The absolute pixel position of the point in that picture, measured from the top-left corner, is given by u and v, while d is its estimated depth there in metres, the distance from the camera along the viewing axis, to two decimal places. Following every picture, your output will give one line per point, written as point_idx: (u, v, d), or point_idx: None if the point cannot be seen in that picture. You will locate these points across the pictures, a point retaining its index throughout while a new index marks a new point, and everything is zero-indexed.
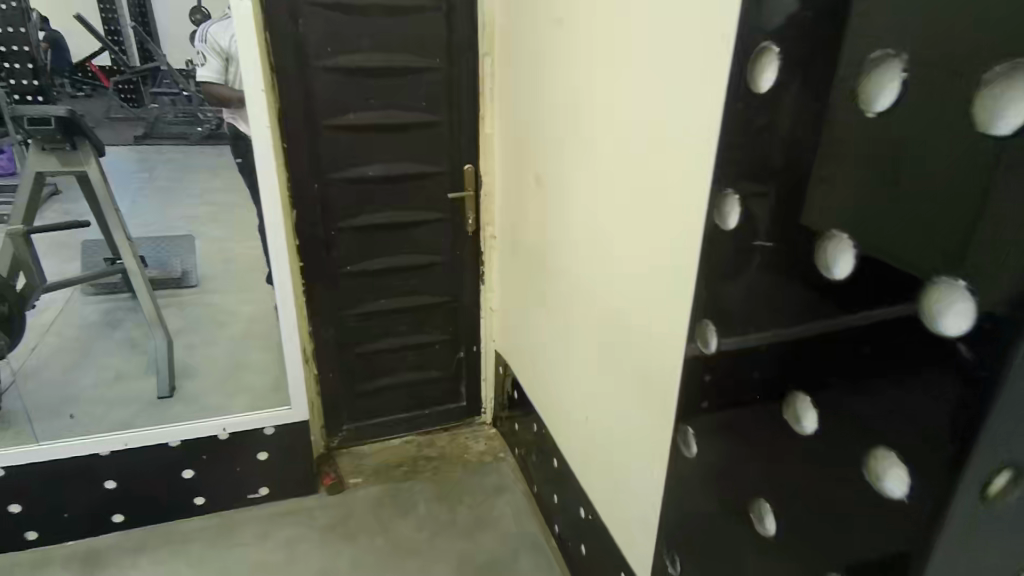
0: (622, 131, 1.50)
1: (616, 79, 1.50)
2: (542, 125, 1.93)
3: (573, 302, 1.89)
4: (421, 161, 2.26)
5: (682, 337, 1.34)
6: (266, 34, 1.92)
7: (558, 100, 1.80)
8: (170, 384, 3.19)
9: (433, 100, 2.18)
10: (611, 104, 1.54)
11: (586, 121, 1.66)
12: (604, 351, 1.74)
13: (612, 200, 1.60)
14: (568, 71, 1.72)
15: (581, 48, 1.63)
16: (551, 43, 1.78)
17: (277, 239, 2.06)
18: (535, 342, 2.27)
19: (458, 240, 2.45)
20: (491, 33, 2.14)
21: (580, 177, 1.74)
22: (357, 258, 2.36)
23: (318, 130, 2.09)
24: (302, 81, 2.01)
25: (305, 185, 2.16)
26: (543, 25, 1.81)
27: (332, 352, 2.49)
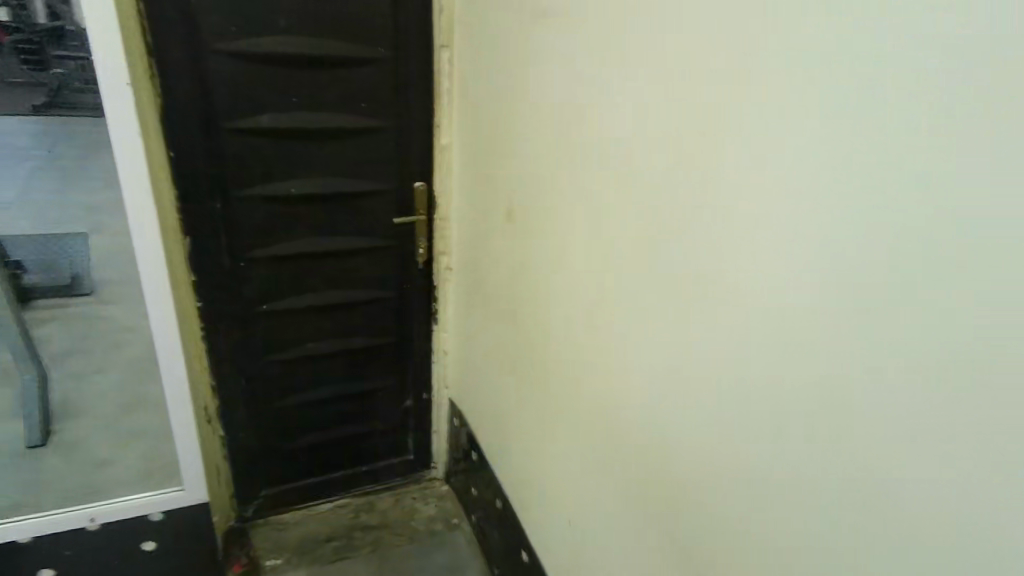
0: (594, 159, 1.16)
1: (607, 87, 1.07)
2: (519, 138, 1.49)
3: (545, 360, 1.51)
4: (359, 177, 1.79)
5: (682, 470, 0.97)
6: (141, 4, 1.39)
7: (539, 109, 1.37)
8: (44, 429, 2.49)
9: (375, 101, 1.71)
10: (602, 122, 1.11)
11: (574, 140, 1.23)
12: (583, 433, 1.36)
13: (601, 250, 1.18)
14: (552, 73, 1.28)
15: (569, 46, 1.20)
16: (534, 36, 1.34)
17: (159, 283, 1.52)
18: (501, 403, 1.87)
19: (406, 272, 2.01)
20: (449, 21, 1.69)
21: (564, 213, 1.32)
22: (276, 296, 1.87)
23: (220, 135, 1.58)
24: (195, 69, 1.49)
25: (203, 206, 1.64)
26: (525, 12, 1.37)
27: (245, 409, 1.99)
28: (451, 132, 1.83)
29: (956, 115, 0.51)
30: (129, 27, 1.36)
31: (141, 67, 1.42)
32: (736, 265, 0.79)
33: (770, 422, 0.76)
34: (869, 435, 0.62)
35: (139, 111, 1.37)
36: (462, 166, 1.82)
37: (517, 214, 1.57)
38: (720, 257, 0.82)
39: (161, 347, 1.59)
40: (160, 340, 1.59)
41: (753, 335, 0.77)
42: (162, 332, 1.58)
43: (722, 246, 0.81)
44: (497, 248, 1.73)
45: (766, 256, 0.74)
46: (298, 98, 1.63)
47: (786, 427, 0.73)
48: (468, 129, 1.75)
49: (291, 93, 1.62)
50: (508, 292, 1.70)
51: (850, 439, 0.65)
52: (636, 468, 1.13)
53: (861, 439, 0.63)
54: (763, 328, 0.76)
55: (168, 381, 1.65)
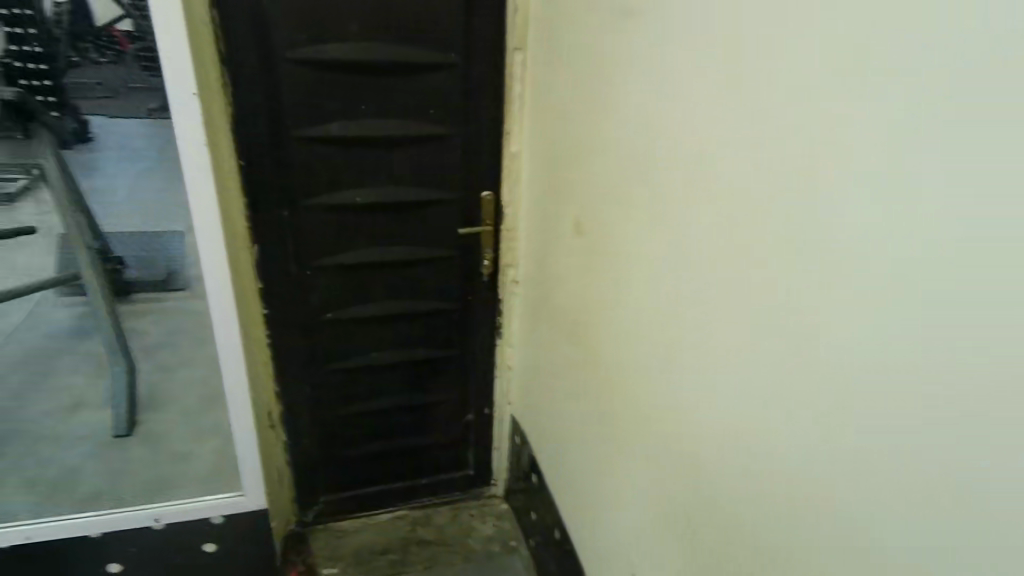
0: (654, 169, 1.11)
1: (656, 92, 1.09)
2: (593, 148, 1.38)
3: (605, 382, 1.43)
4: (426, 186, 1.74)
5: (766, 535, 0.83)
6: (215, 12, 1.39)
7: (615, 120, 1.25)
8: (130, 420, 2.64)
9: (444, 108, 1.65)
10: (682, 132, 1.00)
11: (650, 153, 1.12)
12: (642, 467, 1.26)
13: (674, 273, 1.06)
14: (631, 79, 1.17)
15: (653, 49, 1.08)
16: (615, 39, 1.22)
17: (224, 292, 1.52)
18: (564, 428, 1.76)
19: (471, 284, 1.94)
20: (524, 22, 1.60)
21: (638, 233, 1.20)
22: (340, 304, 1.84)
23: (288, 143, 1.57)
24: (268, 78, 1.48)
25: (271, 214, 1.64)
26: (605, 12, 1.25)
27: (307, 416, 1.98)
28: (522, 141, 1.74)
29: (939, 104, 0.55)
30: (201, 36, 1.35)
31: (214, 75, 1.41)
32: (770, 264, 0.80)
33: (829, 461, 0.71)
34: (889, 439, 0.62)
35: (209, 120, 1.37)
36: (533, 176, 1.73)
37: (586, 230, 1.46)
38: (757, 259, 0.83)
39: (226, 355, 1.60)
40: (225, 349, 1.59)
41: (783, 335, 0.78)
42: (228, 341, 1.58)
43: (755, 245, 0.83)
44: (564, 263, 1.62)
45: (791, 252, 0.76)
46: (367, 106, 1.59)
47: (807, 420, 0.75)
48: (540, 138, 1.65)
49: (359, 101, 1.58)
50: (575, 312, 1.59)
51: (873, 444, 0.64)
52: (707, 523, 1.00)
53: (884, 445, 0.63)
54: (793, 330, 0.76)
55: (233, 388, 1.65)
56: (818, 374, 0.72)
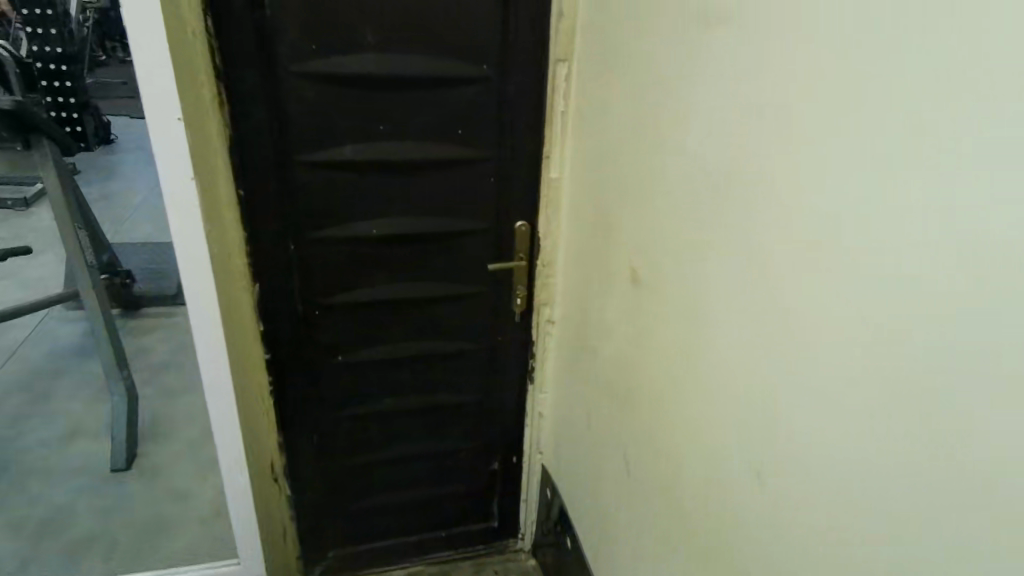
0: (703, 189, 0.96)
1: (699, 104, 0.96)
2: (650, 180, 1.14)
3: (646, 430, 1.25)
4: (451, 216, 1.52)
5: None
6: (209, 19, 1.17)
7: (680, 153, 1.03)
8: (129, 453, 2.44)
9: (474, 128, 1.43)
10: (749, 152, 0.84)
11: (709, 180, 0.94)
12: (691, 540, 1.07)
13: (734, 316, 0.90)
14: (701, 101, 0.95)
15: (741, 69, 0.85)
16: (684, 55, 0.99)
17: (216, 354, 1.27)
18: (599, 482, 1.55)
19: (500, 324, 1.72)
20: (570, 30, 1.36)
21: (693, 271, 1.01)
22: (352, 346, 1.63)
23: (294, 170, 1.35)
24: (271, 97, 1.26)
25: (275, 250, 1.42)
26: (676, 20, 1.00)
27: (315, 468, 1.78)
28: (563, 165, 1.51)
29: (966, 106, 0.53)
30: (193, 47, 1.13)
31: (209, 95, 1.20)
32: (800, 275, 0.75)
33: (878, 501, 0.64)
34: (900, 448, 0.61)
35: (198, 148, 1.13)
36: (574, 205, 1.50)
37: (640, 275, 1.22)
38: (786, 269, 0.78)
39: (221, 422, 1.36)
40: (217, 414, 1.35)
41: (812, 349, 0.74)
42: (223, 406, 1.34)
43: (786, 257, 0.77)
44: (607, 302, 1.40)
45: (821, 262, 0.71)
46: (385, 126, 1.37)
47: (830, 432, 0.71)
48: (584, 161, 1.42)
49: (377, 120, 1.36)
50: (616, 356, 1.38)
51: (884, 452, 0.63)
52: None
53: (892, 452, 0.62)
54: (821, 343, 0.72)
55: (229, 455, 1.42)
56: (842, 382, 0.69)
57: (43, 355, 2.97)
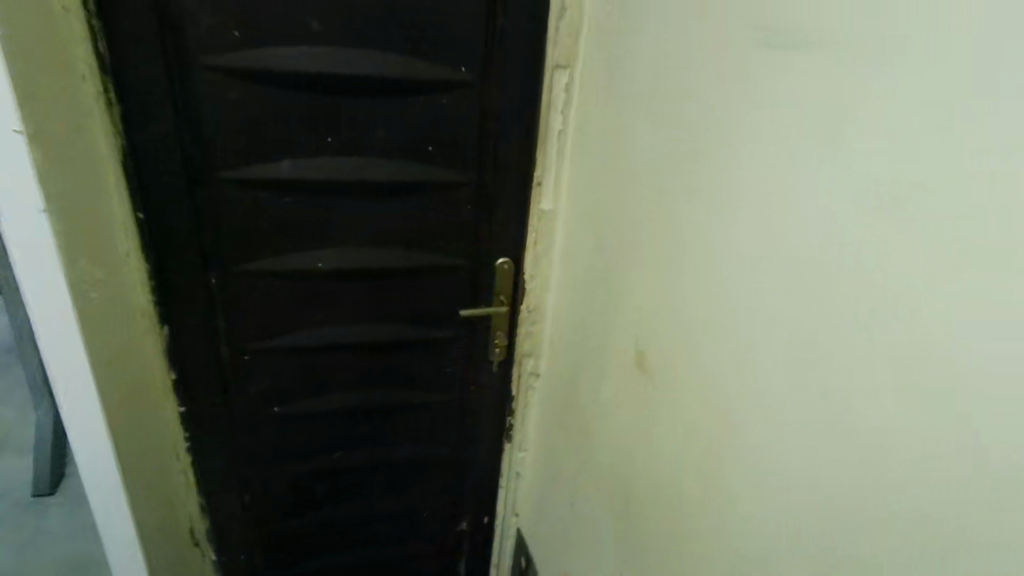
0: (721, 192, 0.71)
1: (722, 139, 0.71)
2: (665, 236, 0.86)
3: (631, 481, 1.01)
4: (418, 250, 1.24)
5: None
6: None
7: (707, 210, 0.74)
8: (55, 476, 2.15)
9: (449, 147, 1.14)
10: (796, 215, 0.59)
11: (737, 245, 0.68)
12: None
13: (765, 434, 0.65)
14: (737, 142, 0.68)
15: (802, 103, 0.58)
16: (723, 76, 0.71)
17: (95, 445, 0.95)
18: (574, 529, 1.31)
19: (472, 375, 1.45)
20: (574, 31, 1.07)
21: (702, 312, 0.76)
22: (294, 395, 1.35)
23: (212, 192, 1.05)
24: (178, 97, 0.96)
25: (190, 285, 1.13)
26: (716, 28, 0.72)
27: (247, 529, 1.50)
28: (558, 196, 1.23)
29: None
30: (61, 28, 0.82)
31: (88, 93, 0.89)
32: (867, 398, 0.51)
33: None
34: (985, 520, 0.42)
35: (60, 169, 0.81)
36: (570, 245, 1.23)
37: (649, 359, 0.92)
38: (846, 386, 0.53)
39: (106, 521, 1.03)
40: (101, 513, 1.03)
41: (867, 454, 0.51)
42: (109, 502, 1.02)
43: (844, 310, 0.53)
44: (598, 360, 1.14)
45: (901, 322, 0.48)
46: (333, 138, 1.07)
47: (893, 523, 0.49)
48: (582, 191, 1.15)
49: (323, 133, 1.06)
50: (603, 420, 1.12)
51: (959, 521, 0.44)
52: None
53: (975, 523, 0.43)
54: (889, 449, 0.49)
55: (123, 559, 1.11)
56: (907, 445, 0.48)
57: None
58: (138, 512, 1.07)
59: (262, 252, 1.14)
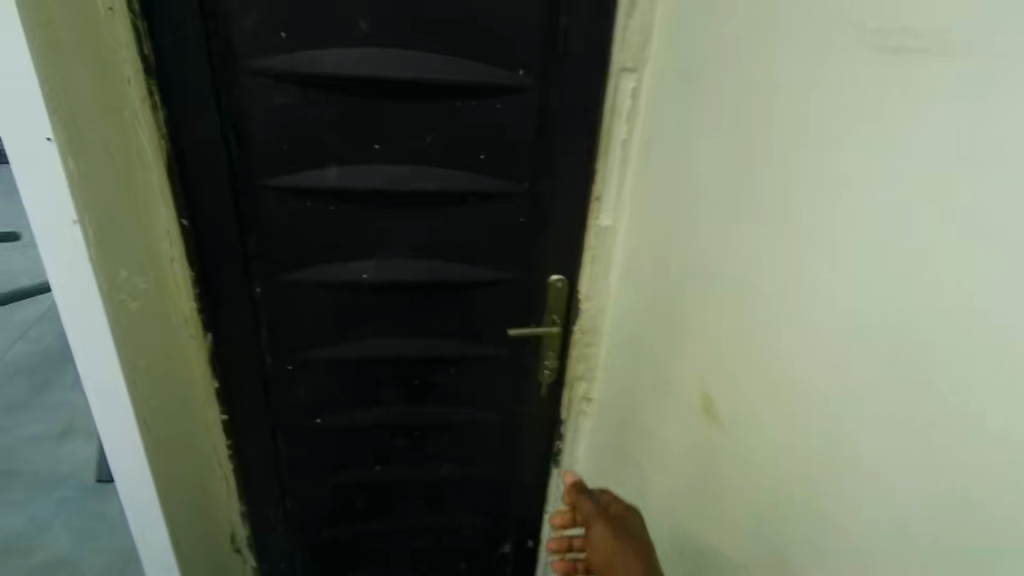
0: (790, 200, 0.65)
1: (808, 159, 0.62)
2: (737, 269, 0.76)
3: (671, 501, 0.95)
4: (467, 264, 1.17)
5: None
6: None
7: (791, 241, 0.65)
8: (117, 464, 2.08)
9: (503, 156, 1.06)
10: (913, 254, 0.50)
11: (834, 285, 0.59)
12: None
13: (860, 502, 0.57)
14: (830, 165, 0.59)
15: (925, 124, 0.49)
16: (812, 87, 0.61)
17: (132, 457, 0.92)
18: None
19: (521, 395, 1.36)
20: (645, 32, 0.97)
21: (769, 334, 0.69)
22: (336, 407, 1.31)
23: (258, 198, 1.01)
24: (223, 101, 0.92)
25: (232, 293, 1.10)
26: (812, 30, 0.61)
27: (287, 538, 1.47)
28: (619, 210, 1.13)
29: None
30: (103, 29, 0.80)
31: (131, 96, 0.86)
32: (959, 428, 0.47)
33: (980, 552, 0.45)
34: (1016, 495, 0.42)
35: (98, 177, 0.78)
36: (631, 264, 1.12)
37: (715, 411, 0.81)
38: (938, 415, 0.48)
39: (141, 533, 1.01)
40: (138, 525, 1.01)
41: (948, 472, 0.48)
42: (144, 515, 0.99)
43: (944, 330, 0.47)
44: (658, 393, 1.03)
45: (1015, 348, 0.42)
46: (381, 144, 1.01)
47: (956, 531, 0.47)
48: (646, 206, 1.04)
49: (370, 139, 1.00)
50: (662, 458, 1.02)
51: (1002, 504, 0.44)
52: None
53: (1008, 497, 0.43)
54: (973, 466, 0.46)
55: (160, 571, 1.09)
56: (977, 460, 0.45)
57: (42, 317, 2.73)
58: (174, 524, 1.05)
59: (307, 261, 1.10)
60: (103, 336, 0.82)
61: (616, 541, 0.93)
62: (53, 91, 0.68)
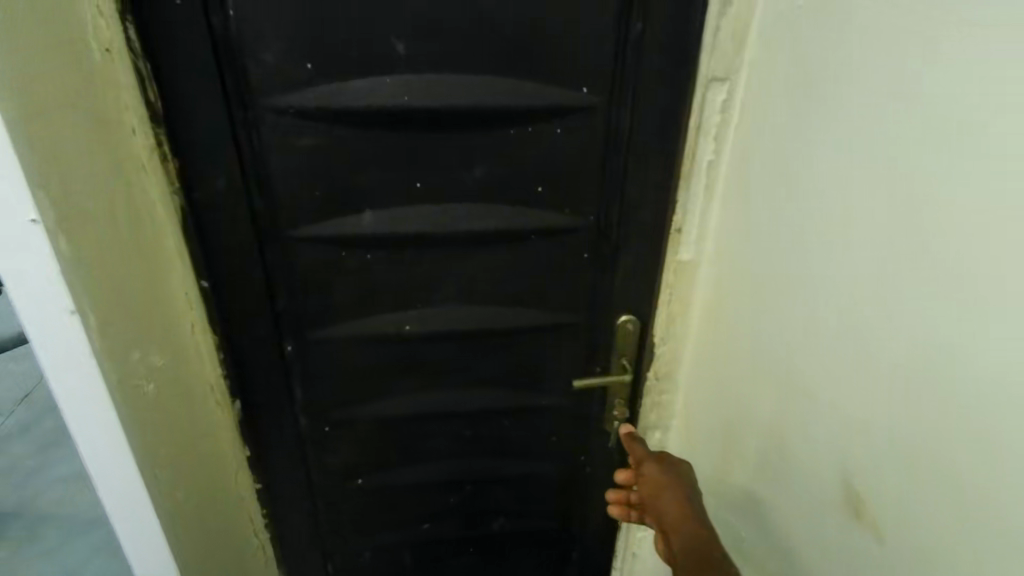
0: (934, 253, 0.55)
1: (895, 201, 0.59)
2: (839, 323, 0.67)
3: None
4: (524, 310, 1.02)
5: None
6: (130, 26, 0.70)
7: (887, 291, 0.60)
8: None
9: (565, 189, 0.91)
10: None
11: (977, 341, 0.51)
12: None
13: None
14: (915, 210, 0.56)
15: None
16: (886, 129, 0.59)
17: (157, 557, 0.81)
18: None
19: (583, 444, 1.22)
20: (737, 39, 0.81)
21: (913, 409, 0.58)
22: (379, 468, 1.18)
23: (286, 252, 0.88)
24: (242, 147, 0.79)
25: (261, 357, 0.97)
26: (891, 68, 0.58)
27: None
28: (701, 244, 0.97)
29: None
30: (100, 75, 0.67)
31: (136, 147, 0.74)
32: None
33: None
34: None
35: (99, 252, 0.66)
36: (715, 305, 0.97)
37: (864, 511, 0.66)
38: None
39: None
40: None
41: None
42: None
43: None
44: (757, 458, 0.88)
45: None
46: (424, 184, 0.87)
47: None
48: (734, 240, 0.89)
49: (412, 178, 0.86)
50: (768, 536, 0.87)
51: None
52: None
53: None
54: None
55: None
56: None
57: None
58: None
59: (344, 316, 0.97)
60: (116, 435, 0.69)
61: (665, 476, 0.96)
62: (36, 161, 0.55)
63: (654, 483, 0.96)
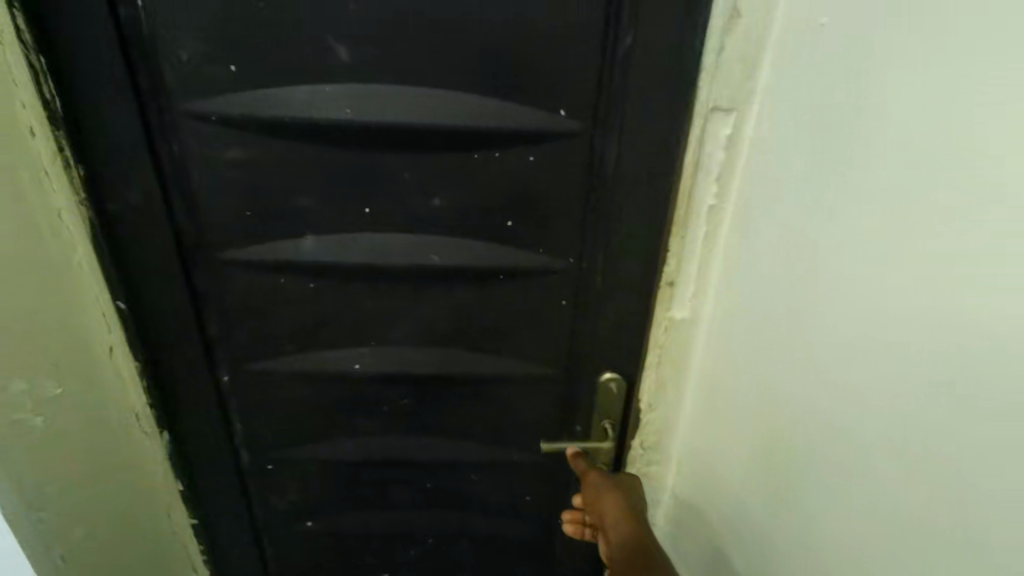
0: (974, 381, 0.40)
1: (901, 310, 0.46)
2: (835, 440, 0.54)
3: None
4: (490, 356, 0.89)
5: None
6: (20, 15, 0.61)
7: (889, 420, 0.47)
8: None
9: (537, 224, 0.78)
10: None
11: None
12: None
13: None
14: (933, 318, 0.43)
15: None
16: (909, 200, 0.45)
17: None
18: None
19: (560, 507, 1.07)
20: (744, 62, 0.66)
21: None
22: (326, 513, 1.06)
23: (217, 275, 0.78)
24: (161, 156, 0.70)
25: (193, 386, 0.88)
26: (913, 123, 0.44)
27: None
28: (697, 301, 0.82)
29: None
30: None
31: (34, 150, 0.65)
32: None
33: None
34: None
35: None
36: (711, 373, 0.82)
37: None
38: None
39: None
40: None
41: None
42: None
43: None
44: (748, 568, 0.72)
45: None
46: (373, 208, 0.75)
47: None
48: (734, 303, 0.74)
49: (357, 201, 0.74)
50: None
51: None
52: None
53: None
54: None
55: None
56: None
57: None
58: None
59: (285, 349, 0.86)
60: None
61: (607, 484, 0.86)
62: None
63: (594, 493, 0.87)
